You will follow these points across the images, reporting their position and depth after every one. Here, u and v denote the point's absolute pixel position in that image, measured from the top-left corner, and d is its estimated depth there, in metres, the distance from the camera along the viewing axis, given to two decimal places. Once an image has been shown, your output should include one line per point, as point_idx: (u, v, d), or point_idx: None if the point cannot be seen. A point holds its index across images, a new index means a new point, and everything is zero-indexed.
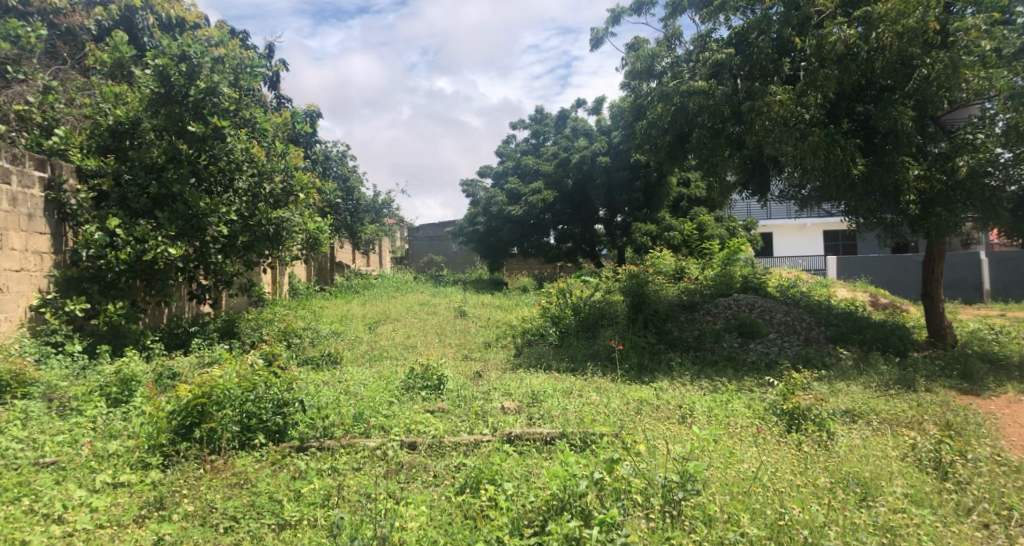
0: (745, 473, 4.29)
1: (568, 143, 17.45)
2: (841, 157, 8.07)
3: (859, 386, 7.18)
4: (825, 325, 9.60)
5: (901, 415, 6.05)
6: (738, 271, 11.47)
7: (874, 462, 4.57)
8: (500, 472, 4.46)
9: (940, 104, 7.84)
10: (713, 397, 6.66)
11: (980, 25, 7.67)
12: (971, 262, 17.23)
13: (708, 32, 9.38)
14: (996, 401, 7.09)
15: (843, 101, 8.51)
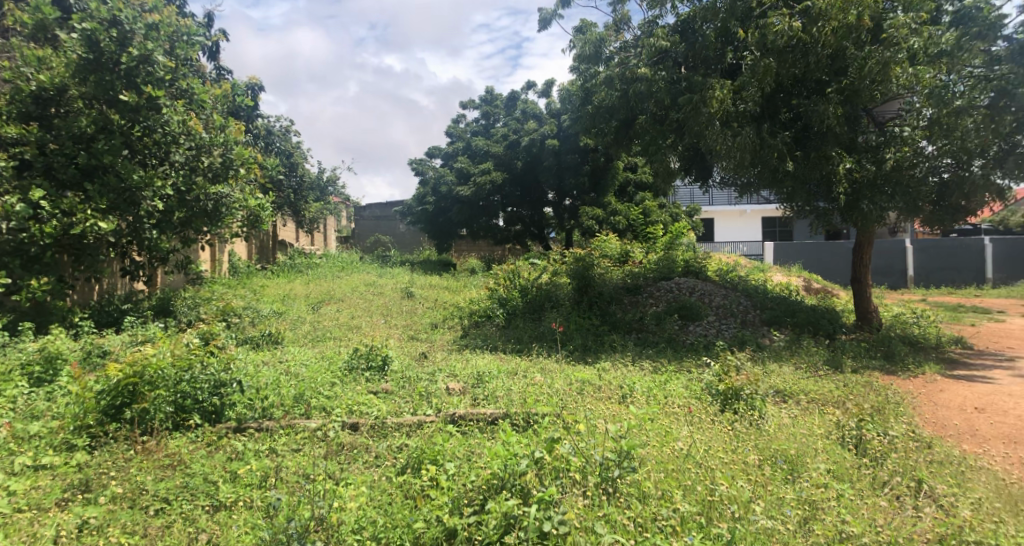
0: (679, 451, 4.44)
1: (517, 125, 17.46)
2: (774, 151, 8.38)
3: (791, 367, 7.47)
4: (761, 308, 9.95)
5: (828, 395, 6.34)
6: (680, 256, 11.73)
7: (800, 440, 4.79)
8: (442, 452, 4.48)
9: (870, 98, 8.14)
10: (653, 378, 6.82)
11: (911, 23, 7.90)
12: (897, 249, 18.39)
13: (655, 18, 9.47)
14: (915, 381, 7.51)
15: (780, 93, 8.68)
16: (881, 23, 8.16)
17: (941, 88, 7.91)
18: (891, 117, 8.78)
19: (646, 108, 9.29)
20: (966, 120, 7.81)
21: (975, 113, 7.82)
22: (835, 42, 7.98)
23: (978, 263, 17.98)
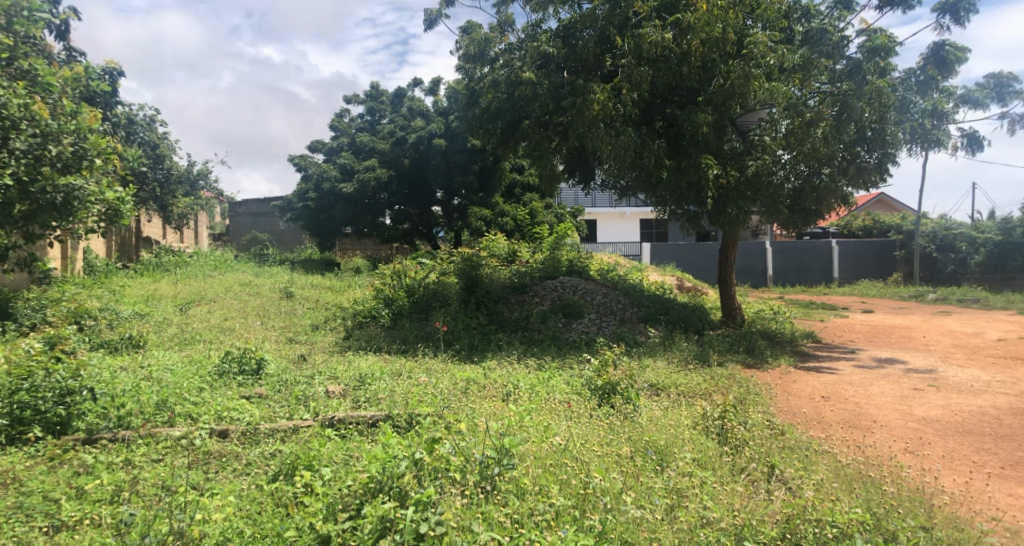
0: (558, 446, 4.51)
1: (403, 122, 17.25)
2: (651, 155, 8.77)
3: (665, 362, 7.84)
4: (638, 306, 10.38)
5: (696, 388, 6.73)
6: (565, 255, 12.03)
7: (669, 431, 5.03)
8: (318, 457, 4.31)
9: (734, 108, 8.72)
10: (536, 376, 6.95)
11: (768, 40, 8.42)
12: (758, 251, 20.12)
13: (538, 22, 9.64)
14: (772, 373, 8.14)
15: (656, 100, 9.13)
16: (743, 38, 8.72)
17: (795, 102, 8.63)
18: (752, 126, 9.48)
19: (530, 110, 9.43)
20: (815, 131, 8.48)
21: (824, 123, 8.50)
22: (703, 54, 8.46)
23: (827, 264, 20.09)
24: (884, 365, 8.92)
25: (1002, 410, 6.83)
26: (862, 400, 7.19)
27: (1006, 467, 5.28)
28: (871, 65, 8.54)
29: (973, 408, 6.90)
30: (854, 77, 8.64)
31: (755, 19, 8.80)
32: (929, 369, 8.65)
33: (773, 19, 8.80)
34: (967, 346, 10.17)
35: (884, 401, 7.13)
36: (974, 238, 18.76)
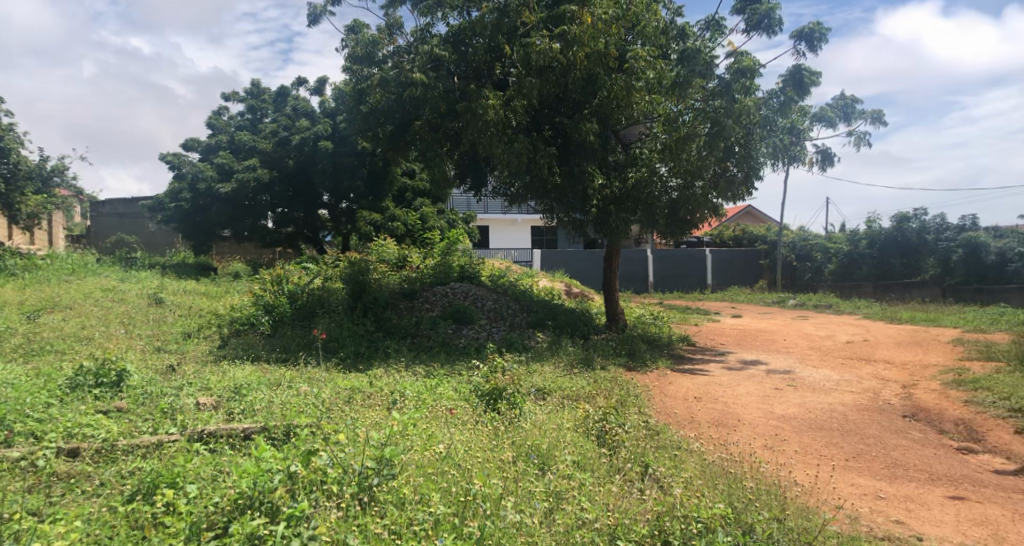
0: (440, 453, 4.40)
1: (288, 122, 16.64)
2: (540, 163, 8.96)
3: (552, 366, 7.96)
4: (528, 312, 10.51)
5: (581, 391, 6.88)
6: (456, 261, 11.99)
7: (552, 435, 5.10)
8: (183, 474, 4.00)
9: (617, 120, 9.11)
10: (423, 383, 6.85)
11: (648, 55, 8.84)
12: (640, 258, 20.88)
13: (427, 26, 9.58)
14: (650, 375, 8.49)
15: (545, 109, 9.32)
16: (625, 54, 9.03)
17: (672, 117, 9.15)
18: (634, 139, 9.90)
19: (421, 114, 9.34)
20: (690, 144, 9.02)
21: (698, 139, 9.07)
22: (588, 66, 8.75)
23: (702, 271, 21.35)
24: (750, 366, 9.52)
25: (850, 406, 7.46)
26: (731, 400, 7.62)
27: (850, 459, 5.76)
28: (738, 85, 8.98)
29: (826, 405, 7.50)
30: (724, 96, 9.08)
31: (637, 36, 9.17)
32: (790, 370, 9.31)
33: (652, 36, 9.23)
34: (821, 348, 11.06)
35: (750, 401, 7.60)
36: (828, 249, 20.58)
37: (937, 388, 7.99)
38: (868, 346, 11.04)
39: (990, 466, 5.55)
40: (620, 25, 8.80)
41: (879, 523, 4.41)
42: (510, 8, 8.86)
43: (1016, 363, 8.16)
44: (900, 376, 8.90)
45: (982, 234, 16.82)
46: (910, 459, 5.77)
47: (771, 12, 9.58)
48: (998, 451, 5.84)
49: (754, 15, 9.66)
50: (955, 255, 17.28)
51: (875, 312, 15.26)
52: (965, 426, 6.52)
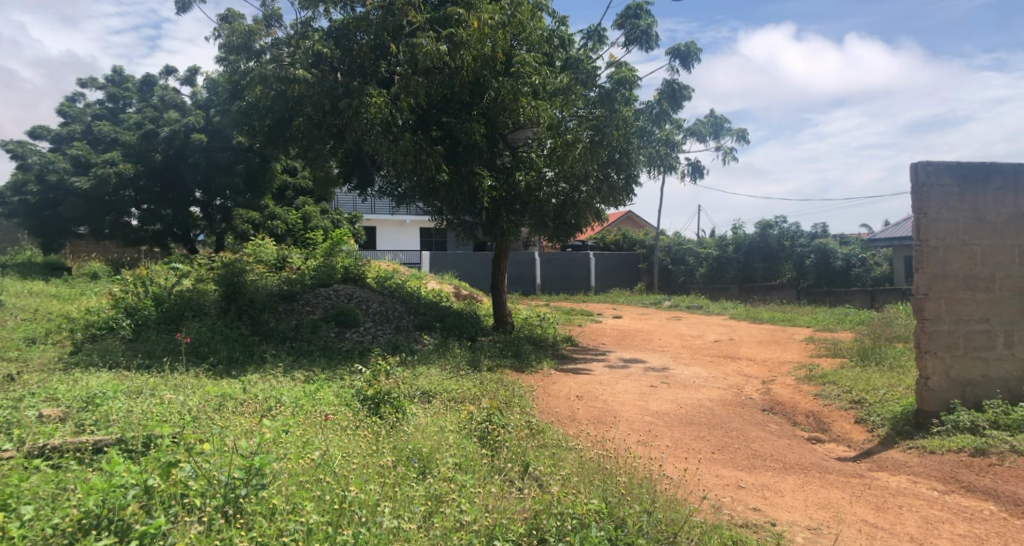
0: (316, 461, 4.24)
1: (154, 113, 15.58)
2: (427, 164, 8.88)
3: (438, 369, 7.92)
4: (414, 314, 10.40)
5: (465, 394, 6.90)
6: (339, 262, 11.67)
7: (434, 437, 5.07)
8: (17, 494, 3.63)
9: (504, 123, 9.28)
10: (302, 388, 6.60)
11: (533, 62, 9.04)
12: (527, 260, 21.25)
13: (308, 21, 9.27)
14: (535, 376, 8.65)
15: (432, 109, 9.30)
16: (511, 58, 9.22)
17: (556, 123, 9.31)
18: (522, 143, 10.00)
19: (302, 111, 9.01)
20: (575, 151, 9.19)
21: (580, 146, 9.24)
22: (476, 70, 8.77)
23: (585, 273, 22.11)
24: (628, 365, 9.91)
25: (716, 402, 7.95)
26: (609, 398, 7.91)
27: (716, 451, 6.14)
28: (618, 95, 9.27)
29: (695, 401, 7.95)
30: (605, 104, 9.42)
31: (523, 42, 9.31)
32: (664, 368, 9.79)
33: (537, 43, 9.49)
34: (692, 347, 11.72)
35: (627, 398, 7.92)
36: (699, 253, 21.79)
37: (792, 383, 8.67)
38: (733, 345, 11.82)
39: (834, 454, 6.10)
40: (506, 31, 8.95)
41: (739, 511, 4.73)
42: (395, 7, 8.72)
43: (857, 358, 9.03)
44: (761, 372, 9.59)
45: (830, 241, 18.83)
46: (768, 450, 6.23)
47: (650, 29, 10.06)
48: (841, 440, 6.42)
49: (633, 30, 10.10)
50: (808, 260, 19.10)
51: (740, 312, 16.34)
52: (815, 418, 7.13)
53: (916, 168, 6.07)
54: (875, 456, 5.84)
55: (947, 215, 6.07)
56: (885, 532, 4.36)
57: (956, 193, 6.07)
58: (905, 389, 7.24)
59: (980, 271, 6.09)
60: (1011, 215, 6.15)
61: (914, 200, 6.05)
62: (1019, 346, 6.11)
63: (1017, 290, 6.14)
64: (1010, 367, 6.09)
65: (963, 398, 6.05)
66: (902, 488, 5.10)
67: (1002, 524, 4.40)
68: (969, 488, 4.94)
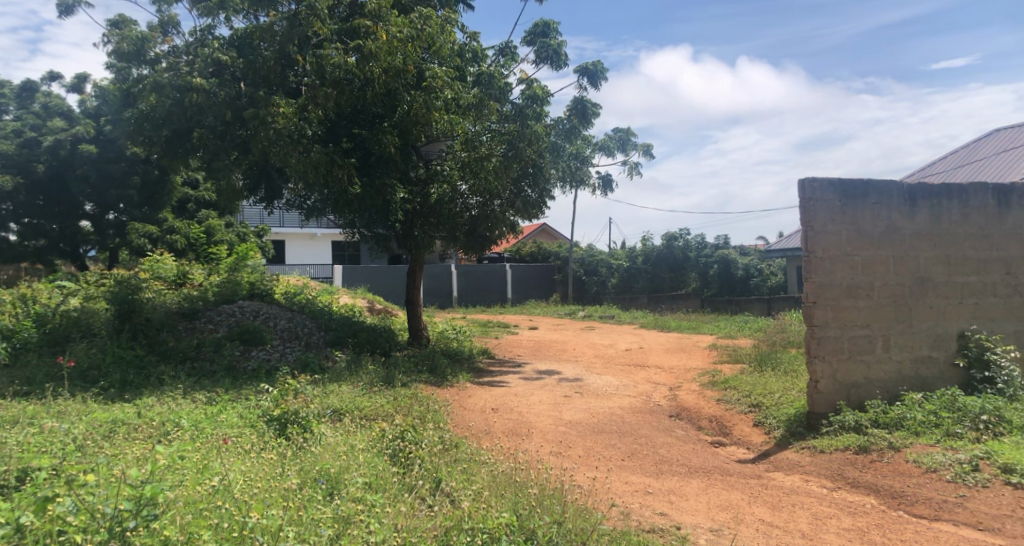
0: (214, 487, 4.05)
1: (36, 121, 14.57)
2: (338, 176, 8.69)
3: (350, 386, 7.78)
4: (324, 330, 10.16)
5: (377, 410, 6.81)
6: (245, 277, 11.27)
7: (344, 457, 4.95)
8: None
9: (417, 136, 9.21)
10: (203, 411, 6.31)
11: (445, 76, 9.08)
12: (443, 273, 21.22)
13: (208, 29, 8.96)
14: (449, 390, 8.64)
15: (342, 121, 9.13)
16: (422, 72, 9.20)
17: (470, 138, 9.41)
18: (434, 155, 10.06)
19: (203, 122, 8.68)
20: (488, 164, 9.38)
21: (495, 158, 9.51)
22: (387, 82, 8.71)
23: (501, 285, 22.27)
24: (542, 376, 10.05)
25: (626, 409, 8.19)
26: (524, 409, 8.00)
27: (625, 459, 6.31)
28: (530, 110, 9.85)
29: (607, 410, 8.16)
30: (517, 119, 9.86)
31: (434, 56, 9.36)
32: (577, 378, 9.99)
33: (447, 57, 9.49)
34: (604, 356, 12.01)
35: (541, 409, 8.03)
36: (611, 264, 22.43)
37: (697, 389, 9.05)
38: (643, 353, 12.20)
39: (735, 457, 6.40)
40: (416, 45, 8.93)
41: (646, 516, 4.88)
42: (302, 18, 8.58)
43: (756, 363, 9.53)
44: (668, 379, 9.94)
45: (732, 252, 19.77)
46: (674, 455, 6.47)
47: (560, 48, 10.32)
48: (741, 442, 6.75)
49: (543, 48, 10.31)
50: (711, 269, 19.96)
51: (649, 321, 16.90)
52: (717, 422, 7.46)
53: (804, 184, 6.45)
54: (772, 457, 6.17)
55: (832, 228, 6.49)
56: (780, 530, 4.61)
57: (838, 208, 6.52)
58: (798, 392, 7.69)
59: (860, 279, 6.56)
60: (886, 227, 6.67)
61: (803, 213, 6.43)
62: (894, 350, 6.62)
63: (892, 297, 6.65)
64: (887, 369, 6.59)
65: (848, 400, 6.48)
66: (795, 487, 5.41)
67: (883, 516, 4.73)
68: (854, 484, 5.29)
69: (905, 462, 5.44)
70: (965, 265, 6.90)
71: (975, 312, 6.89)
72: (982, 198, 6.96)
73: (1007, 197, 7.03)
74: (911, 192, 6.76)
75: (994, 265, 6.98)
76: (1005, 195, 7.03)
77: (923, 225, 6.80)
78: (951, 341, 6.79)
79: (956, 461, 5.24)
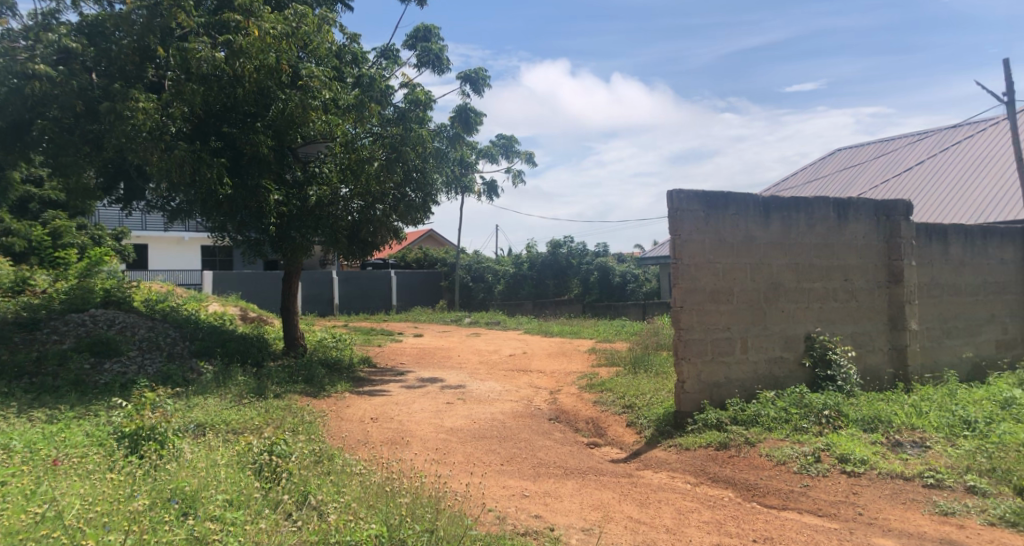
0: (46, 515, 3.67)
1: None
2: (206, 176, 8.21)
3: (217, 398, 7.35)
4: (190, 340, 9.55)
5: (245, 423, 6.48)
6: (98, 284, 10.41)
7: (204, 473, 4.65)
8: None
9: (293, 137, 8.88)
10: (41, 430, 5.75)
11: (322, 76, 8.84)
12: (324, 280, 20.58)
13: (52, 13, 8.25)
14: (326, 401, 8.37)
15: (210, 118, 8.63)
16: (297, 71, 8.90)
17: (350, 140, 9.26)
18: (312, 156, 9.73)
19: (47, 113, 7.96)
20: (369, 167, 9.21)
21: (376, 162, 9.35)
22: (259, 80, 8.36)
23: (386, 292, 21.92)
24: (425, 384, 9.95)
25: (507, 414, 8.27)
26: (404, 418, 7.88)
27: (504, 463, 6.36)
28: (413, 114, 9.68)
29: (488, 415, 8.20)
30: (401, 123, 9.65)
31: (311, 56, 9.10)
32: (461, 385, 9.98)
33: (324, 57, 9.31)
34: (488, 362, 12.08)
35: (422, 417, 7.95)
36: (497, 271, 22.69)
37: (575, 392, 9.28)
38: (525, 358, 12.39)
39: (609, 457, 6.62)
40: (291, 42, 8.57)
41: (521, 519, 4.92)
42: (163, 7, 8.09)
43: (630, 366, 9.93)
44: (549, 383, 10.14)
45: (610, 259, 20.65)
46: (551, 457, 6.59)
47: (441, 53, 10.30)
48: (614, 443, 7.00)
49: (424, 53, 10.26)
50: (592, 276, 20.72)
51: (533, 327, 17.21)
52: (593, 424, 7.68)
53: (671, 195, 6.77)
54: (642, 455, 6.43)
55: (696, 237, 6.86)
56: (646, 526, 4.79)
57: (702, 217, 6.90)
58: (667, 393, 8.07)
59: (722, 285, 6.97)
60: (744, 237, 7.14)
61: (671, 222, 6.75)
62: (751, 351, 7.10)
63: (749, 301, 7.13)
64: (745, 369, 7.05)
65: (711, 399, 6.86)
66: (662, 484, 5.66)
67: (738, 508, 5.05)
68: (714, 478, 5.61)
69: (759, 456, 5.84)
70: (811, 272, 7.52)
71: (820, 315, 7.53)
72: (825, 211, 7.63)
73: (845, 211, 7.76)
74: (765, 204, 7.28)
75: (835, 273, 7.67)
76: (843, 209, 7.74)
77: (776, 235, 7.34)
78: (799, 342, 7.37)
79: (802, 453, 5.70)
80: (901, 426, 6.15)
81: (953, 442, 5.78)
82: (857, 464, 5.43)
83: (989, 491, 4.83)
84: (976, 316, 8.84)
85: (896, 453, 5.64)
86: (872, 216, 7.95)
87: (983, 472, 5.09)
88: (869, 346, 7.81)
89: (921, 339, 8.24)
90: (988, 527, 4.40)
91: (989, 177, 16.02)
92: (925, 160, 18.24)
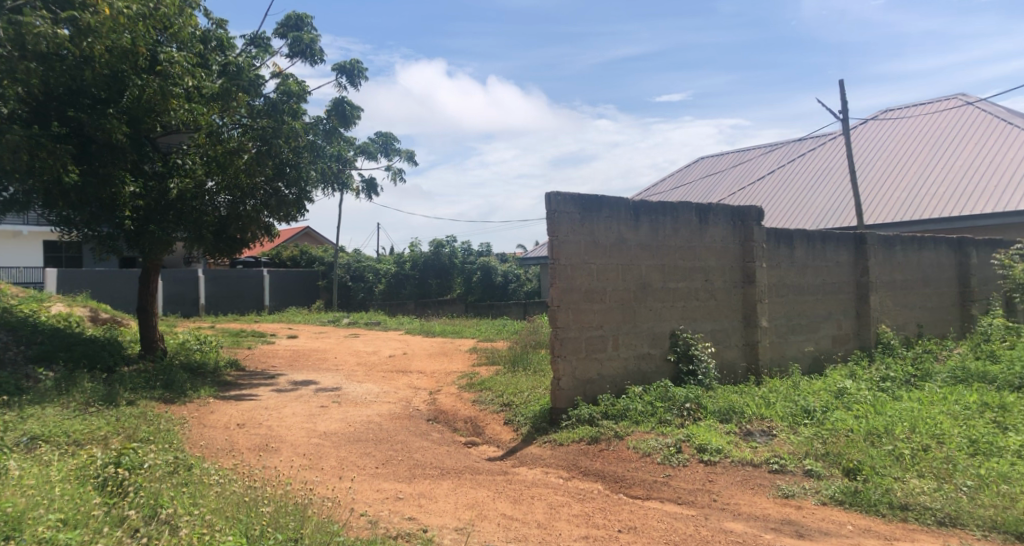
0: None
1: None
2: (47, 164, 7.38)
3: (57, 407, 6.69)
4: (27, 344, 8.63)
5: (91, 433, 5.95)
6: None
7: (34, 491, 4.19)
8: None
9: (152, 125, 8.33)
10: None
11: (183, 62, 8.36)
12: (189, 279, 19.34)
13: None
14: (187, 407, 7.84)
15: (53, 101, 7.88)
16: (156, 55, 8.39)
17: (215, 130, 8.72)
18: (173, 147, 9.07)
19: None
20: (238, 159, 8.73)
21: (246, 154, 8.90)
22: (112, 61, 7.79)
23: (258, 291, 20.94)
24: (297, 387, 9.57)
25: (384, 416, 8.12)
26: (274, 423, 7.55)
27: (378, 466, 6.22)
28: (285, 106, 9.49)
29: (365, 417, 8.01)
30: (272, 115, 9.42)
31: (171, 40, 8.63)
32: (336, 387, 9.67)
33: (187, 42, 8.81)
34: (366, 363, 11.79)
35: (293, 421, 7.64)
36: (378, 270, 22.34)
37: (455, 391, 9.26)
38: (406, 359, 12.24)
39: (485, 455, 6.65)
40: (148, 24, 8.04)
41: (394, 522, 4.81)
42: None
43: (509, 364, 10.06)
44: (428, 384, 10.05)
45: (493, 260, 20.97)
46: (428, 458, 6.52)
47: (314, 43, 9.95)
48: (492, 441, 7.04)
49: (296, 43, 9.86)
50: (474, 276, 20.94)
51: (414, 327, 17.08)
52: (471, 423, 7.69)
53: (549, 197, 6.89)
54: (517, 453, 6.51)
55: (572, 238, 7.04)
56: (518, 522, 4.83)
57: (578, 220, 7.09)
58: (543, 390, 8.23)
59: (595, 286, 7.19)
60: (616, 239, 7.41)
61: (549, 225, 6.87)
62: (622, 348, 7.38)
63: (620, 302, 7.41)
64: (616, 365, 7.32)
65: (583, 395, 7.06)
66: (536, 480, 5.75)
67: (606, 500, 5.22)
68: (585, 472, 5.77)
69: (626, 449, 6.08)
70: (676, 272, 7.92)
71: (683, 313, 7.96)
72: (688, 216, 8.07)
73: (706, 216, 8.25)
74: (635, 209, 7.60)
75: (696, 273, 8.12)
76: (704, 214, 8.23)
77: (645, 238, 7.68)
78: (665, 339, 7.76)
79: (665, 445, 6.00)
80: (753, 417, 6.61)
81: (795, 429, 6.30)
82: (714, 453, 5.79)
83: (823, 473, 5.29)
84: (817, 313, 9.70)
85: (747, 442, 6.06)
86: (730, 221, 8.51)
87: (818, 457, 5.58)
88: (726, 342, 8.34)
89: (771, 334, 8.93)
90: (821, 506, 4.82)
91: (830, 187, 17.64)
92: (777, 170, 19.81)
